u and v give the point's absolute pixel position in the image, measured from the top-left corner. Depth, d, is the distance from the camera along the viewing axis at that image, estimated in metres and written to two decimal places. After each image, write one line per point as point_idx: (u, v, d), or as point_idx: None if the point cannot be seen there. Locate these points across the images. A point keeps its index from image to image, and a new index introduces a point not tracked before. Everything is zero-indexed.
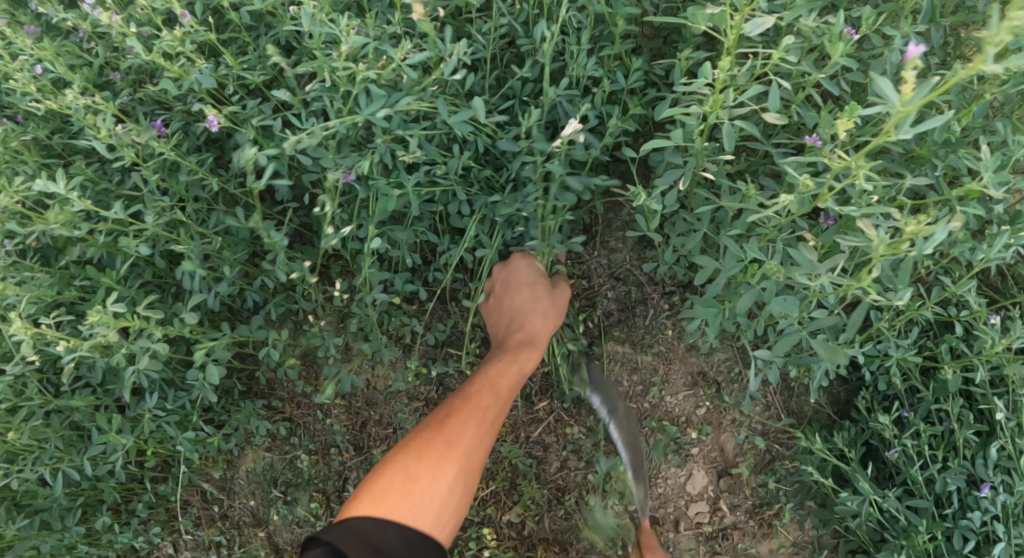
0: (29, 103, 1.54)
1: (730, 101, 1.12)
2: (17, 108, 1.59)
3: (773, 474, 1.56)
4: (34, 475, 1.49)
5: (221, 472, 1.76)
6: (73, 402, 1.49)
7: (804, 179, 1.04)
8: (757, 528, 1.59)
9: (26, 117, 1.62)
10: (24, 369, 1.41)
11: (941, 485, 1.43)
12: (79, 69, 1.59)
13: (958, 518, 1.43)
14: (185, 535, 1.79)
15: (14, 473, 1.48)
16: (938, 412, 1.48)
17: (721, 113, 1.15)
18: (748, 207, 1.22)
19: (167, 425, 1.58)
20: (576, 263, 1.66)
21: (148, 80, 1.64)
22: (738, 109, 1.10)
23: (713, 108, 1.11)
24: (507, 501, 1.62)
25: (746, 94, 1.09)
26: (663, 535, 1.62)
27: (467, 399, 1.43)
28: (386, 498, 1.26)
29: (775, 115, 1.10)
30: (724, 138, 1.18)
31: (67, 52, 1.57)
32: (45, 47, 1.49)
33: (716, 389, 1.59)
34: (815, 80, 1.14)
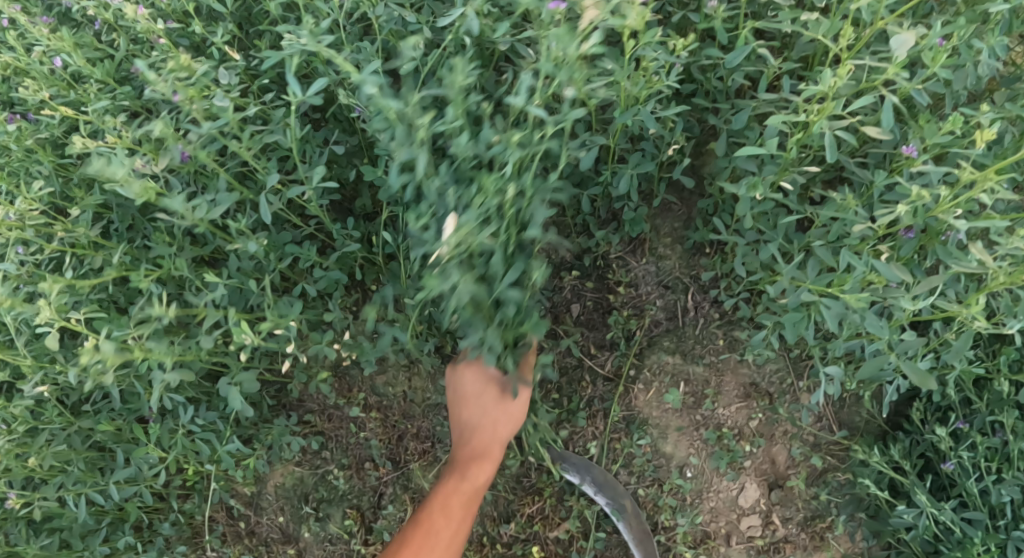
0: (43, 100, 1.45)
1: (839, 112, 1.11)
2: (30, 105, 1.50)
3: (826, 486, 1.54)
4: (57, 500, 1.40)
5: (249, 488, 1.67)
6: (101, 424, 1.40)
7: (921, 189, 1.08)
8: (809, 542, 1.57)
9: (38, 114, 1.53)
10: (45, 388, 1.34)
11: (996, 497, 1.40)
12: (97, 62, 1.49)
13: (1013, 530, 1.40)
14: (210, 553, 1.70)
15: (36, 500, 1.39)
16: (993, 423, 1.45)
17: (821, 124, 1.14)
18: (848, 215, 1.22)
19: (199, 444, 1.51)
20: (623, 271, 1.61)
21: (171, 74, 1.54)
22: (846, 120, 1.10)
23: (821, 118, 1.11)
24: (555, 517, 1.60)
25: (855, 107, 1.09)
26: (715, 550, 1.58)
27: (420, 523, 1.44)
28: None
29: (881, 133, 1.13)
30: (825, 150, 1.17)
31: (85, 44, 1.48)
32: (62, 38, 1.39)
33: (769, 400, 1.56)
34: (910, 90, 1.15)
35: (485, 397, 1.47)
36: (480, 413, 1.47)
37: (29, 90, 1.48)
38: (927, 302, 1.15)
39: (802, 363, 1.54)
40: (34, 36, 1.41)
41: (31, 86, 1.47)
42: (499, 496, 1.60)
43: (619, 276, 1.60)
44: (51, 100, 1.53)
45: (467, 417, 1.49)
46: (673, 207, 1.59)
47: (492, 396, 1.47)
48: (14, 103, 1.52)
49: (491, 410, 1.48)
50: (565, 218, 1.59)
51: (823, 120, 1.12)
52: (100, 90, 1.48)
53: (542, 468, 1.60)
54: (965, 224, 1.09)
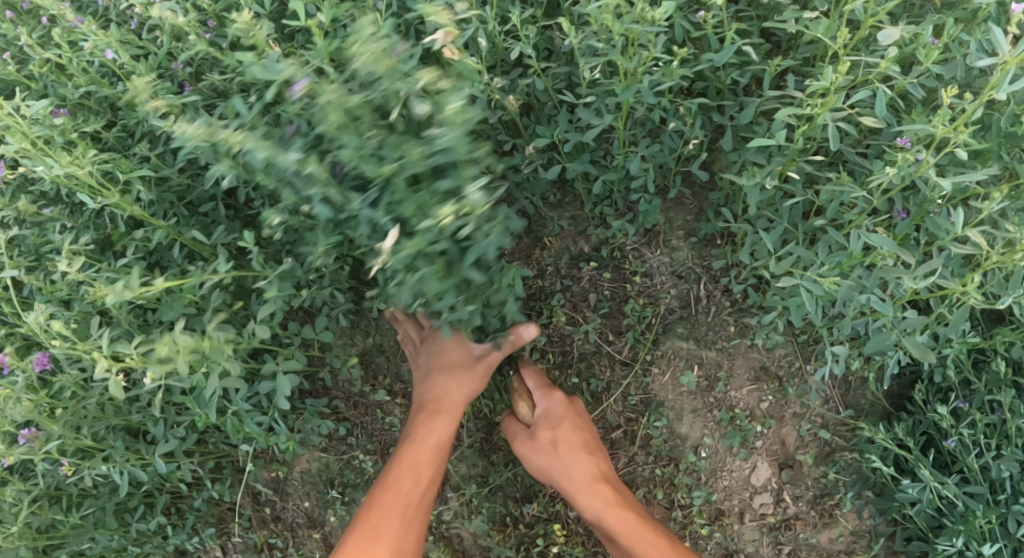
0: (83, 95, 1.45)
1: (841, 103, 1.18)
2: (68, 101, 1.50)
3: (834, 464, 1.61)
4: (103, 474, 1.42)
5: (277, 473, 1.71)
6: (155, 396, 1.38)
7: (903, 157, 1.16)
8: (818, 519, 1.63)
9: (75, 111, 1.53)
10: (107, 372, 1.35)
11: (996, 472, 1.48)
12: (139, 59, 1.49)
13: (1012, 503, 1.48)
14: (235, 537, 1.75)
15: (86, 469, 1.41)
16: (991, 403, 1.53)
17: (824, 116, 1.22)
18: (845, 192, 1.29)
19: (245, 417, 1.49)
20: (637, 262, 1.69)
21: (209, 73, 1.56)
22: (850, 111, 1.18)
23: (823, 110, 1.19)
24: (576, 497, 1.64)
25: (856, 100, 1.17)
26: (728, 527, 1.64)
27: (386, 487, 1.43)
28: (362, 540, 1.36)
29: (877, 121, 1.20)
30: (829, 139, 1.25)
31: (129, 43, 1.48)
32: (108, 36, 1.38)
33: (779, 383, 1.63)
34: (904, 85, 1.22)
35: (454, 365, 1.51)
36: (449, 380, 1.50)
37: (68, 86, 1.48)
38: (927, 281, 1.24)
39: (809, 347, 1.61)
40: (80, 33, 1.37)
41: (70, 82, 1.46)
42: (520, 476, 1.64)
43: (635, 268, 1.68)
44: (88, 96, 1.52)
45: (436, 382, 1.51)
46: (686, 200, 1.67)
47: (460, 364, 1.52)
48: (49, 99, 1.51)
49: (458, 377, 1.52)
50: (584, 211, 1.66)
51: (827, 112, 1.19)
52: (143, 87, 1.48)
53: None
54: (949, 180, 1.16)
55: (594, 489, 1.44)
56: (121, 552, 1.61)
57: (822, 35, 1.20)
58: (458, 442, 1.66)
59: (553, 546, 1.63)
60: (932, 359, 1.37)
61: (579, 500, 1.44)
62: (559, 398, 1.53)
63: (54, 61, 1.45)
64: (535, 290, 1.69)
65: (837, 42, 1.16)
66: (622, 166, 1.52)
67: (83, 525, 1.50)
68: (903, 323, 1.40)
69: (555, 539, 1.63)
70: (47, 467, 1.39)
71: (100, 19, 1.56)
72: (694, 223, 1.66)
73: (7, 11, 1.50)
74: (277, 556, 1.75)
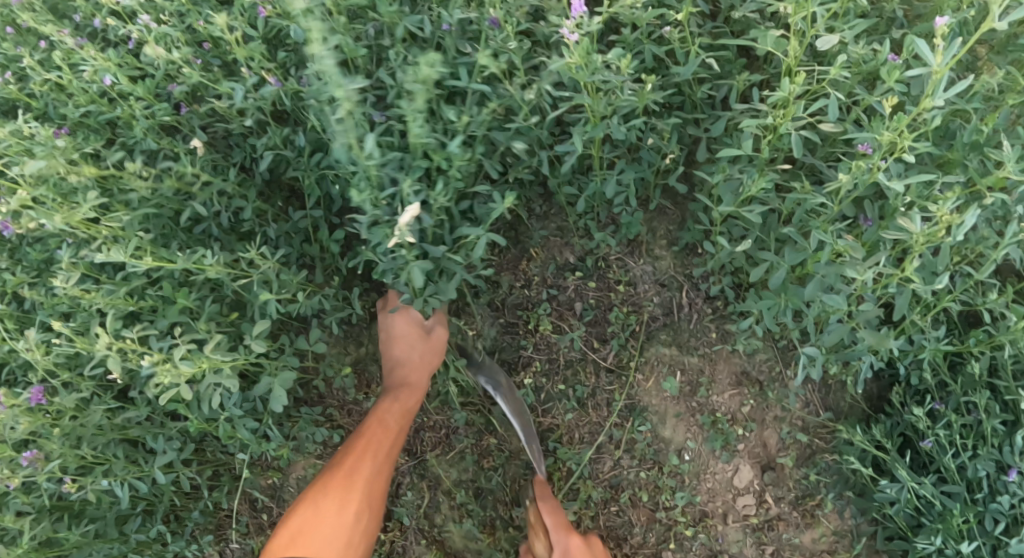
0: (83, 115, 1.48)
1: (800, 114, 1.24)
2: (68, 120, 1.53)
3: (815, 466, 1.65)
4: (104, 487, 1.42)
5: (272, 479, 1.73)
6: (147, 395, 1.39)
7: (856, 165, 1.21)
8: (801, 519, 1.66)
9: (75, 129, 1.56)
10: (104, 379, 1.36)
11: (972, 471, 1.52)
12: (137, 79, 1.53)
13: (989, 502, 1.52)
14: (233, 543, 1.75)
15: (88, 486, 1.42)
16: (967, 404, 1.57)
17: (787, 126, 1.27)
18: (808, 201, 1.35)
19: (241, 426, 1.51)
20: (621, 271, 1.74)
21: (205, 93, 1.60)
22: (807, 120, 1.23)
23: (784, 120, 1.26)
24: (563, 500, 1.67)
25: (812, 109, 1.22)
26: (712, 529, 1.65)
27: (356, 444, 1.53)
28: (331, 489, 1.45)
29: (831, 126, 1.24)
30: (792, 148, 1.30)
31: (127, 64, 1.51)
32: (107, 57, 1.41)
33: (760, 387, 1.67)
34: (870, 101, 1.26)
35: (414, 337, 1.63)
36: (410, 354, 1.62)
37: (68, 106, 1.51)
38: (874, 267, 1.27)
39: (789, 353, 1.66)
40: (79, 55, 1.41)
41: (70, 102, 1.49)
42: (508, 480, 1.69)
43: (620, 278, 1.73)
44: (88, 116, 1.55)
45: (399, 356, 1.63)
46: (667, 211, 1.72)
47: (418, 339, 1.64)
48: (50, 118, 1.53)
49: (417, 352, 1.63)
50: (569, 222, 1.72)
51: (788, 122, 1.25)
52: (140, 106, 1.52)
53: (554, 450, 1.69)
54: (900, 184, 1.23)
55: None
56: None
57: (775, 50, 1.26)
58: (449, 447, 1.72)
59: None
60: (889, 346, 1.43)
61: None
62: (578, 545, 1.51)
63: (55, 81, 1.48)
64: (523, 299, 1.74)
65: (788, 56, 1.23)
66: (606, 180, 1.57)
67: (85, 541, 1.47)
68: (861, 314, 1.44)
69: None
70: (52, 488, 1.40)
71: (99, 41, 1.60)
72: (676, 234, 1.71)
73: (8, 33, 1.53)
74: None
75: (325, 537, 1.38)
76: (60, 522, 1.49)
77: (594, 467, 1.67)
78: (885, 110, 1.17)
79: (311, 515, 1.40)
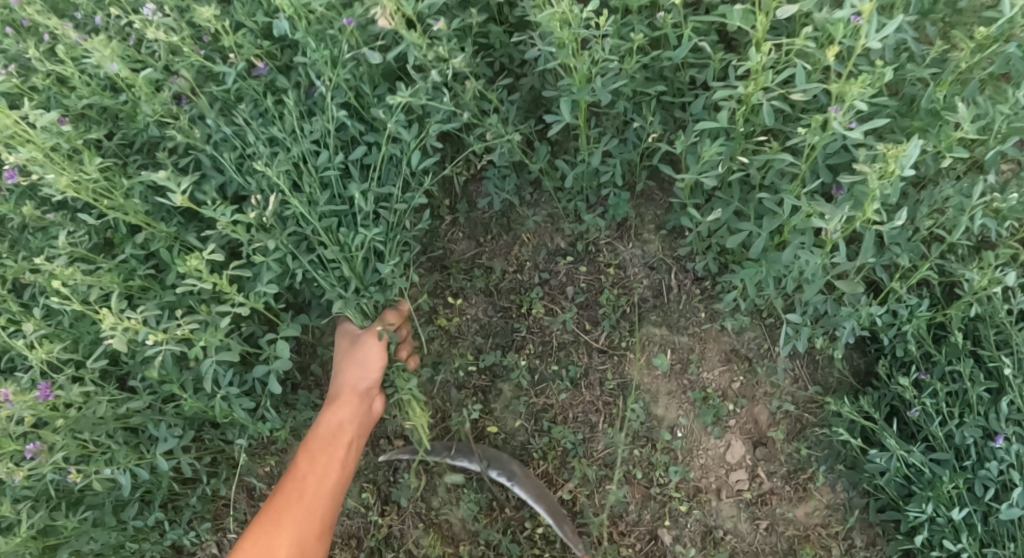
0: (85, 106, 1.51)
1: (769, 82, 1.34)
2: (70, 112, 1.55)
3: (805, 440, 1.67)
4: (109, 475, 1.41)
5: (270, 466, 1.75)
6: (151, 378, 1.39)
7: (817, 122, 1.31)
8: (793, 493, 1.68)
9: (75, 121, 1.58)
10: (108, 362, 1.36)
11: (960, 438, 1.58)
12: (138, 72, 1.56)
13: (977, 469, 1.58)
14: (230, 533, 1.75)
15: (91, 475, 1.42)
16: (951, 373, 1.62)
17: (758, 96, 1.37)
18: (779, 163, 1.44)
19: (241, 407, 1.52)
20: (611, 255, 1.78)
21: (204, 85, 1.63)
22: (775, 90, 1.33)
23: (754, 90, 1.35)
24: (559, 479, 1.69)
25: (779, 77, 1.32)
26: (707, 505, 1.68)
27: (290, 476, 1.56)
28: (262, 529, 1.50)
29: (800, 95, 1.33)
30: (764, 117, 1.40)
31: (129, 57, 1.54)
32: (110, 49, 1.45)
33: (749, 364, 1.70)
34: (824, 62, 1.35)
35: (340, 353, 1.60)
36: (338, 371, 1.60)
37: (70, 98, 1.54)
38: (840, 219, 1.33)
39: (776, 329, 1.69)
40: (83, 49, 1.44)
41: (72, 94, 1.51)
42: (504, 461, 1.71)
43: (610, 261, 1.77)
44: (89, 108, 1.58)
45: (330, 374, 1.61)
46: (654, 196, 1.77)
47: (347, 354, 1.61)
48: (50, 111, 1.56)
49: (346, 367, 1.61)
50: (559, 207, 1.76)
51: (758, 91, 1.35)
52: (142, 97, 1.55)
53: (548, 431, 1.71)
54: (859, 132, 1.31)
55: None
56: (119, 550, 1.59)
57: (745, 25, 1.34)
58: (445, 430, 1.75)
59: (538, 526, 1.68)
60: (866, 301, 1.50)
61: None
62: None
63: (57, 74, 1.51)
64: (516, 284, 1.78)
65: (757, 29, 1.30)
66: (596, 162, 1.62)
67: (84, 529, 1.47)
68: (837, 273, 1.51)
69: (540, 520, 1.68)
70: (54, 479, 1.39)
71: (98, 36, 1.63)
72: (663, 217, 1.76)
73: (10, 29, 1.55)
74: None
75: None
76: (59, 511, 1.48)
77: (590, 446, 1.70)
78: (832, 59, 1.28)
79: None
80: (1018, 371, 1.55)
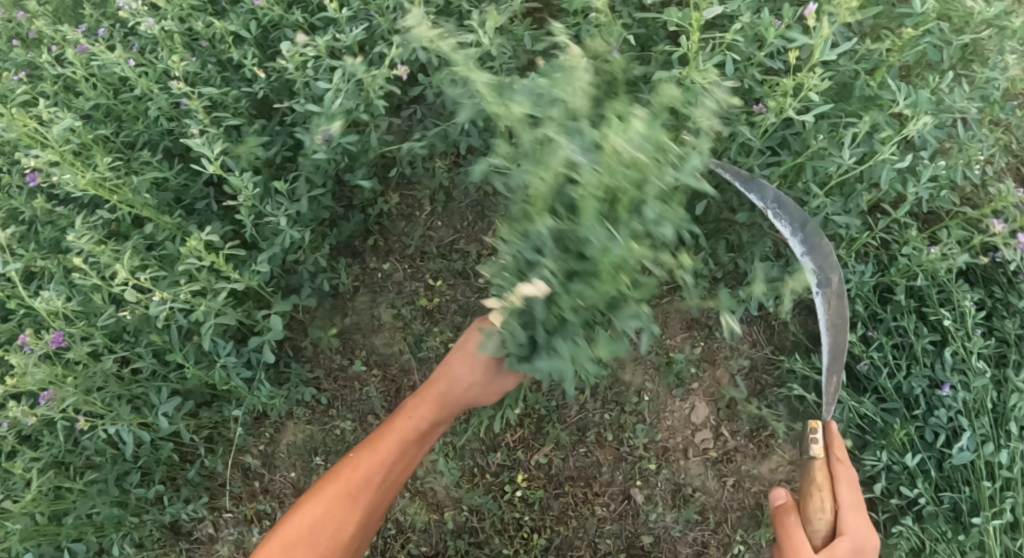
0: (94, 105, 1.67)
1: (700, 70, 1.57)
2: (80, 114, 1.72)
3: (765, 399, 1.76)
4: (114, 429, 1.55)
5: (265, 444, 1.86)
6: (155, 339, 1.55)
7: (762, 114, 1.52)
8: (757, 450, 1.77)
9: (84, 121, 1.75)
10: (116, 321, 1.52)
11: (908, 388, 1.70)
12: (143, 76, 1.73)
13: (927, 417, 1.70)
14: (226, 512, 1.85)
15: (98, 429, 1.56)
16: (897, 328, 1.75)
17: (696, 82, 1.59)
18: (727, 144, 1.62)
19: (237, 375, 1.65)
20: None
21: (204, 88, 1.80)
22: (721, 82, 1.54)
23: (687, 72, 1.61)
24: (535, 444, 1.80)
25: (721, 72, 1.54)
26: (676, 464, 1.79)
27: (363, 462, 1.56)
28: (333, 503, 1.53)
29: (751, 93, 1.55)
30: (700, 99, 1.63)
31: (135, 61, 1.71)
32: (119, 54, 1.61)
33: (708, 330, 1.81)
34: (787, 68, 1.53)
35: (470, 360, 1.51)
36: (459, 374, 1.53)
37: (80, 100, 1.70)
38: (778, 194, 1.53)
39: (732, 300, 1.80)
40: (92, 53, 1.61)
41: (82, 95, 1.68)
42: (483, 429, 1.80)
43: None
44: (97, 109, 1.74)
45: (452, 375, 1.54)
46: None
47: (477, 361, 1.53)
48: (60, 110, 1.72)
49: (470, 373, 1.54)
50: (529, 193, 1.89)
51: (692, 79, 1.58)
52: (147, 98, 1.71)
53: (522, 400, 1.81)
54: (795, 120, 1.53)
55: (857, 522, 1.39)
56: (122, 519, 1.69)
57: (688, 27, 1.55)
58: None
59: (517, 490, 1.79)
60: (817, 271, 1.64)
61: (843, 523, 1.39)
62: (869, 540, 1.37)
63: (68, 78, 1.68)
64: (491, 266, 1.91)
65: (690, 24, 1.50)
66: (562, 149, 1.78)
67: (89, 487, 1.59)
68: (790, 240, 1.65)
69: (518, 484, 1.79)
70: (65, 428, 1.53)
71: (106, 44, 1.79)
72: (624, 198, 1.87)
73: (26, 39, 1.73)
74: (265, 526, 1.86)
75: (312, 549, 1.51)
76: (65, 477, 1.59)
77: (563, 412, 1.80)
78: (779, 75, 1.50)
79: (308, 531, 1.51)
80: (959, 323, 1.67)
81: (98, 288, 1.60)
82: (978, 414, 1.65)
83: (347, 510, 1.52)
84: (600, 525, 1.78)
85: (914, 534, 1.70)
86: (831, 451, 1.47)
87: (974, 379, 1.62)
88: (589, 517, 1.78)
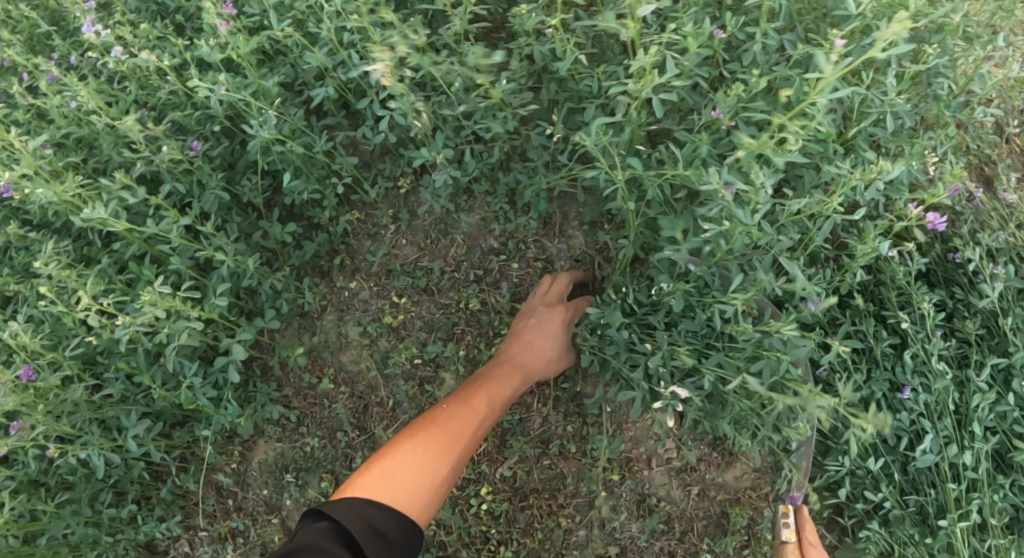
0: (64, 135, 1.74)
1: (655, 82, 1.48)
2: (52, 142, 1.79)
3: None
4: (83, 455, 1.59)
5: (236, 463, 1.91)
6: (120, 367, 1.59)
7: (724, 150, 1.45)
8: (721, 459, 1.79)
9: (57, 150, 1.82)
10: (82, 348, 1.56)
11: (869, 392, 1.70)
12: (110, 105, 1.79)
13: (889, 420, 1.69)
14: (200, 530, 1.90)
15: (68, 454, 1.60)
16: (857, 333, 1.74)
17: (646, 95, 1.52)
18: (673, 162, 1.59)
19: (204, 399, 1.69)
20: (540, 250, 1.94)
21: (170, 114, 1.86)
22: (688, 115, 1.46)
23: (642, 86, 1.48)
24: (499, 457, 1.84)
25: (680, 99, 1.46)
26: (639, 474, 1.81)
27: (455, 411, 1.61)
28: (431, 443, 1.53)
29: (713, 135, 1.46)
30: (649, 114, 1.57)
31: (102, 91, 1.77)
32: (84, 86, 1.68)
33: None
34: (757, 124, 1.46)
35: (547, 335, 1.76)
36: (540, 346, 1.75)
37: (51, 129, 1.77)
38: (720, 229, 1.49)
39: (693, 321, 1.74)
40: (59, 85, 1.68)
41: (52, 125, 1.75)
42: None
43: (540, 256, 1.93)
44: (67, 137, 1.81)
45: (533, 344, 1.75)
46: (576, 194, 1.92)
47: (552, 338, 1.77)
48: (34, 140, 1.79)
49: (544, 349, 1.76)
50: (489, 210, 1.92)
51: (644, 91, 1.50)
52: (114, 126, 1.78)
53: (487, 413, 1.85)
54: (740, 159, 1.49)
55: None
56: (96, 538, 1.74)
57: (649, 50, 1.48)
58: (394, 420, 1.91)
59: (483, 503, 1.83)
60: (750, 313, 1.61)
61: None
62: None
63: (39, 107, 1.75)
64: (455, 282, 1.94)
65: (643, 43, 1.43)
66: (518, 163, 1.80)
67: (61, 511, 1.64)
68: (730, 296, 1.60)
69: (484, 497, 1.83)
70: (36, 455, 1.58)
71: (76, 73, 1.86)
72: (584, 212, 1.90)
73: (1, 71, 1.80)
74: (238, 543, 1.90)
75: (407, 488, 1.45)
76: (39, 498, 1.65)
77: (527, 425, 1.84)
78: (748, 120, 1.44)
79: (409, 466, 1.47)
80: (918, 326, 1.67)
81: (67, 312, 1.66)
82: (940, 417, 1.65)
83: (447, 459, 1.52)
84: (566, 536, 1.81)
85: (882, 539, 1.69)
86: (804, 535, 1.68)
87: (935, 381, 1.62)
88: (556, 529, 1.81)
